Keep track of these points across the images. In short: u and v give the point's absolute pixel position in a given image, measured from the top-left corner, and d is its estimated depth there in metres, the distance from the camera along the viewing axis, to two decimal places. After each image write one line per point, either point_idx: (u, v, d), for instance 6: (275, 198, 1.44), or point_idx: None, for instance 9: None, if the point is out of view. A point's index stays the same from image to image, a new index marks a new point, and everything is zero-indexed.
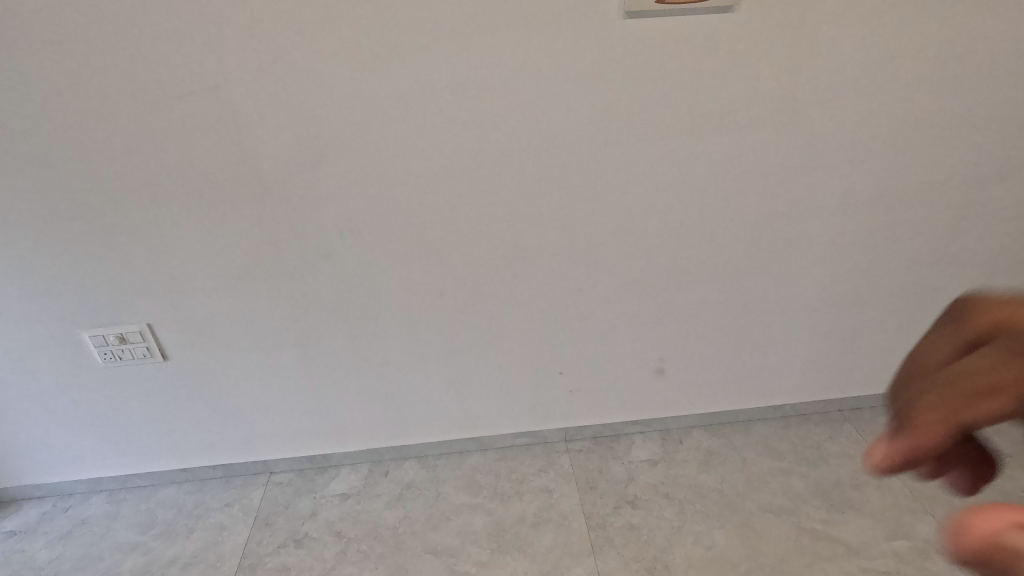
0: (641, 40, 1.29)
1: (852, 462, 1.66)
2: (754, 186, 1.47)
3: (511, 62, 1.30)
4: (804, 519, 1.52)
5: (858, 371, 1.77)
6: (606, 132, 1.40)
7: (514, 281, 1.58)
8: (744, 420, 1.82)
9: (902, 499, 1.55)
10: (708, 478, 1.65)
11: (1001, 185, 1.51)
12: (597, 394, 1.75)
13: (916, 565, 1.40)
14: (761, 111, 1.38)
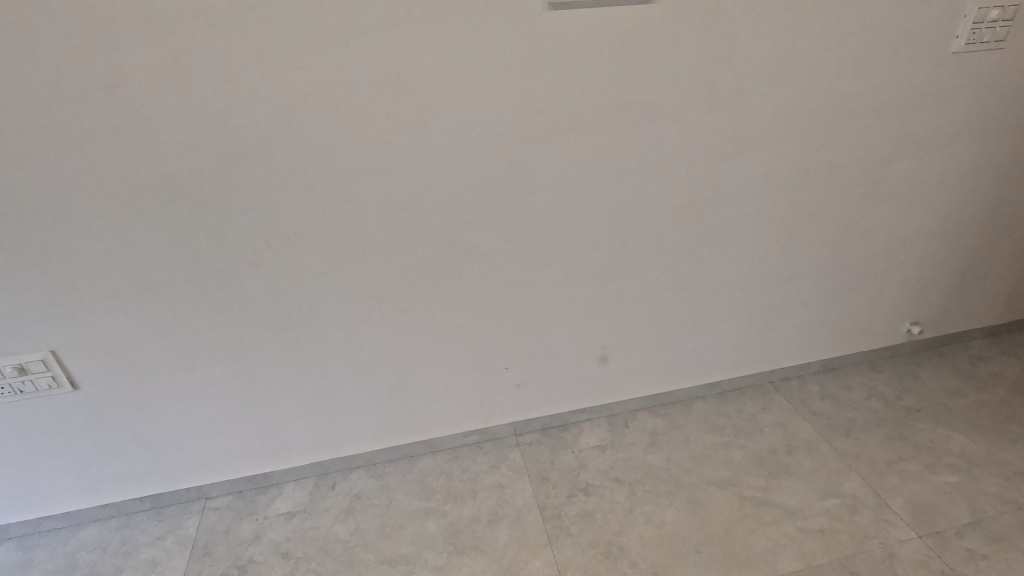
0: (568, 32, 1.25)
1: (780, 429, 1.82)
2: (680, 175, 1.49)
3: (434, 61, 1.22)
4: (745, 487, 1.63)
5: (784, 340, 1.93)
6: (529, 130, 1.34)
7: (454, 284, 1.52)
8: (683, 399, 1.95)
9: (828, 460, 1.71)
10: (656, 456, 1.74)
11: (897, 165, 1.65)
12: (547, 386, 1.79)
13: (846, 520, 1.52)
14: (684, 104, 1.39)
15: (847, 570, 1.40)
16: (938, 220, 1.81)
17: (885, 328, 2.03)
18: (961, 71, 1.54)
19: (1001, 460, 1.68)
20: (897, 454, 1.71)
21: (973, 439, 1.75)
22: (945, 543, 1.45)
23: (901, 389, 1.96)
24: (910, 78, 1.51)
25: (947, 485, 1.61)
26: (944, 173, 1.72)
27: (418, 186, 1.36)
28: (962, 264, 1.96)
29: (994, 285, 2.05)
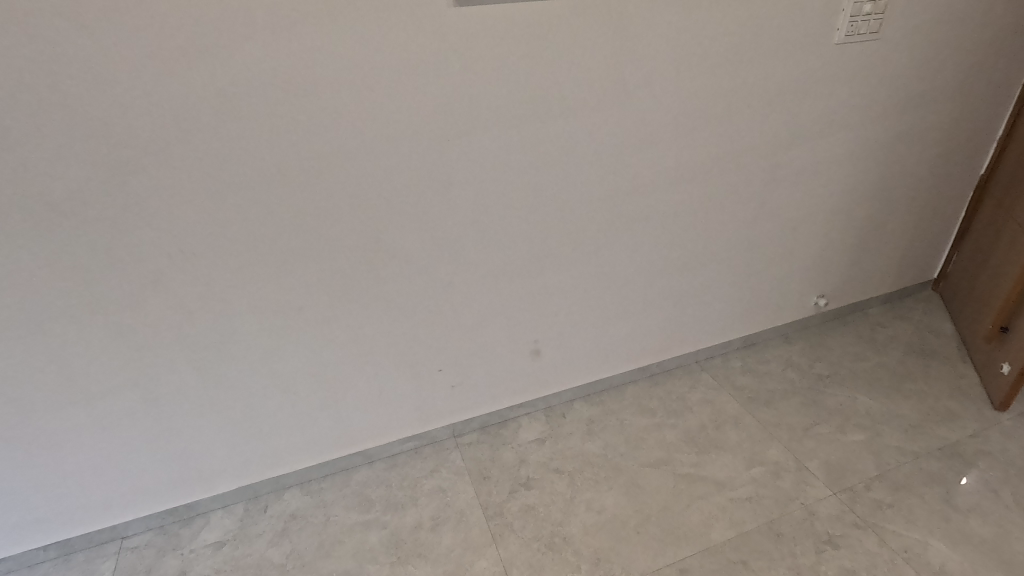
0: (475, 29, 1.24)
1: (707, 406, 1.91)
2: (596, 168, 1.53)
3: (339, 61, 1.18)
4: (678, 465, 1.69)
5: (706, 321, 2.02)
6: (443, 129, 1.33)
7: (379, 290, 1.48)
8: (616, 386, 2.01)
9: (752, 431, 1.81)
10: (593, 444, 1.78)
11: (795, 150, 1.77)
12: (483, 384, 1.78)
13: (770, 485, 1.62)
14: (595, 98, 1.43)
15: (773, 532, 1.49)
16: (834, 200, 1.96)
17: (795, 303, 2.17)
18: (843, 61, 1.66)
19: (899, 416, 1.84)
20: (812, 420, 1.84)
21: (875, 399, 1.91)
22: (856, 497, 1.58)
23: (812, 358, 2.11)
24: (801, 68, 1.62)
25: (856, 443, 1.74)
26: (836, 156, 1.85)
27: (333, 190, 1.31)
28: (858, 239, 2.12)
29: (886, 257, 2.24)
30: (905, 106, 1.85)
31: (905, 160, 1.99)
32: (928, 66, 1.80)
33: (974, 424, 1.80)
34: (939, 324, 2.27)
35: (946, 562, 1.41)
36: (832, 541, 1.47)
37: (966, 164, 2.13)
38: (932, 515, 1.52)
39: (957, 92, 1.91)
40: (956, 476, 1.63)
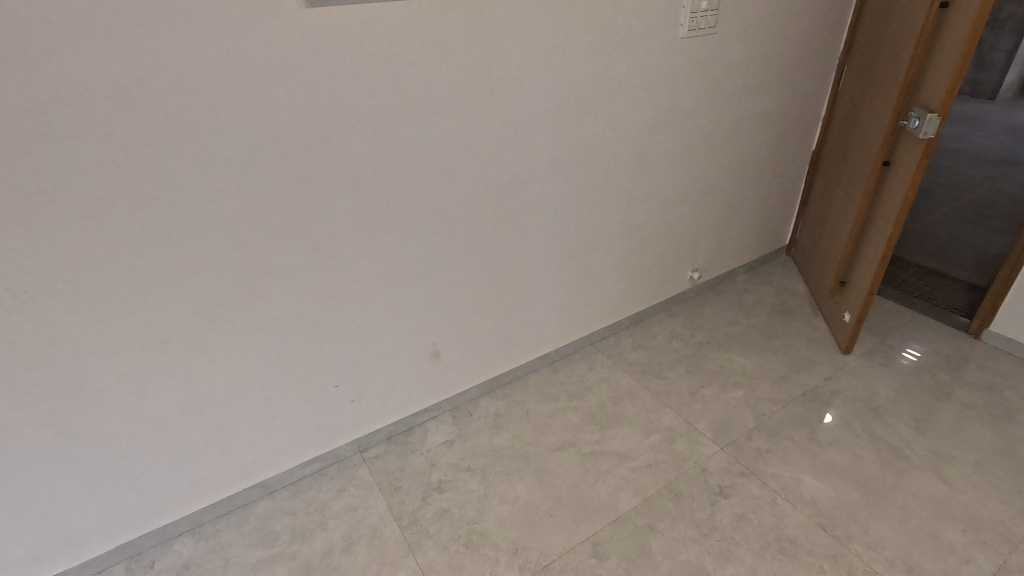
0: (332, 30, 1.20)
1: (605, 384, 2.01)
2: (474, 165, 1.55)
3: (183, 68, 1.09)
4: (583, 444, 1.77)
5: (596, 304, 2.12)
6: (310, 135, 1.27)
7: (259, 309, 1.39)
8: (519, 377, 2.05)
9: (646, 402, 1.93)
10: (502, 437, 1.80)
11: (657, 138, 1.90)
12: (385, 394, 1.74)
13: (666, 450, 1.74)
14: (465, 96, 1.44)
15: (673, 493, 1.61)
16: (696, 181, 2.14)
17: (673, 278, 2.34)
18: (690, 53, 1.81)
19: (768, 370, 2.06)
20: (697, 384, 2.00)
21: (748, 358, 2.12)
22: (740, 448, 1.74)
23: (693, 327, 2.29)
24: (653, 60, 1.74)
25: (736, 400, 1.92)
26: (693, 141, 2.02)
27: (193, 207, 1.21)
28: (720, 215, 2.33)
29: (745, 229, 2.49)
30: (745, 92, 2.06)
31: (750, 141, 2.22)
32: (760, 55, 2.01)
33: (828, 369, 2.05)
34: (794, 284, 2.56)
35: (816, 492, 1.59)
36: (723, 491, 1.61)
37: (800, 141, 2.42)
38: (801, 453, 1.72)
39: (785, 78, 2.15)
40: (817, 415, 1.85)
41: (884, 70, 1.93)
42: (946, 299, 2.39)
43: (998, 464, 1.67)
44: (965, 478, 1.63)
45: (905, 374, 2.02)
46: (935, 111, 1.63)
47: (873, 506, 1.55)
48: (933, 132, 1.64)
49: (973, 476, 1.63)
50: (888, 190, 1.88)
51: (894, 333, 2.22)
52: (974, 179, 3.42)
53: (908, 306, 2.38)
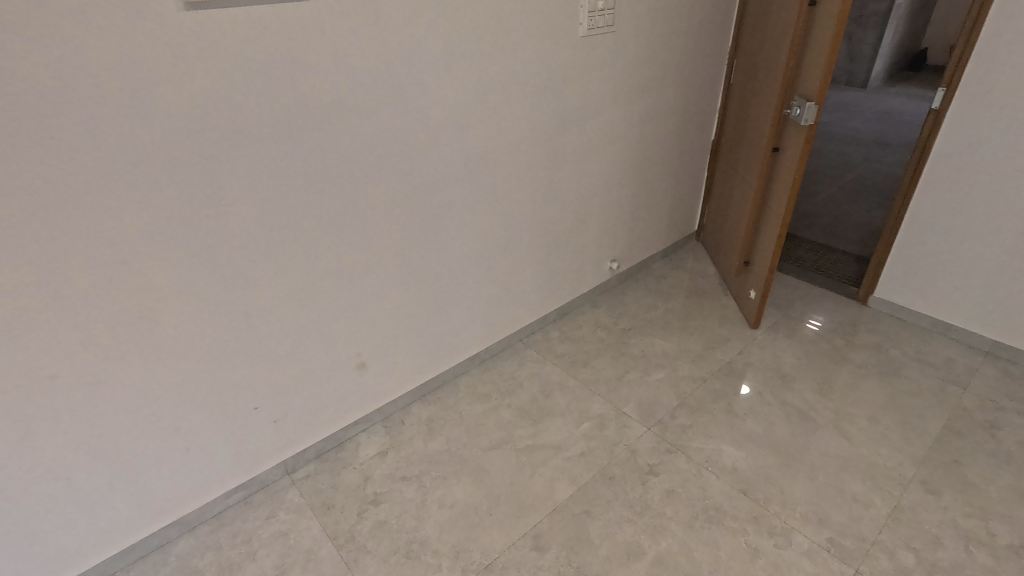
0: (218, 34, 1.13)
1: (535, 379, 2.04)
2: (385, 169, 1.52)
3: (46, 78, 0.99)
4: (518, 440, 1.79)
5: (521, 301, 2.15)
6: (203, 146, 1.20)
7: (160, 335, 1.30)
8: (450, 380, 2.04)
9: (576, 392, 1.98)
10: (436, 442, 1.78)
11: (566, 134, 1.95)
12: (310, 411, 1.67)
13: (598, 436, 1.79)
14: (370, 99, 1.41)
15: (606, 477, 1.66)
16: (607, 174, 2.21)
17: (594, 270, 2.41)
18: (591, 51, 1.87)
19: (687, 350, 2.17)
20: (623, 370, 2.08)
21: (668, 340, 2.22)
22: (666, 427, 1.82)
23: (615, 316, 2.37)
24: (556, 59, 1.78)
25: (659, 381, 2.01)
26: (601, 136, 2.09)
27: (73, 230, 1.11)
28: (633, 206, 2.43)
29: (657, 218, 2.60)
30: (646, 88, 2.15)
31: (655, 134, 2.32)
32: (657, 52, 2.11)
33: (740, 344, 2.19)
34: (705, 267, 2.71)
35: (736, 461, 1.70)
36: (652, 470, 1.68)
37: (700, 132, 2.56)
38: (721, 425, 1.82)
39: (682, 72, 2.27)
40: (733, 388, 1.98)
41: (767, 63, 2.08)
42: (837, 271, 2.62)
43: (888, 416, 1.85)
44: (862, 432, 1.79)
45: (806, 342, 2.19)
46: (812, 100, 1.78)
47: (786, 468, 1.68)
48: (812, 119, 1.79)
49: (868, 429, 1.80)
50: (779, 174, 2.03)
51: (795, 306, 2.40)
52: (854, 160, 3.77)
53: (805, 279, 2.58)
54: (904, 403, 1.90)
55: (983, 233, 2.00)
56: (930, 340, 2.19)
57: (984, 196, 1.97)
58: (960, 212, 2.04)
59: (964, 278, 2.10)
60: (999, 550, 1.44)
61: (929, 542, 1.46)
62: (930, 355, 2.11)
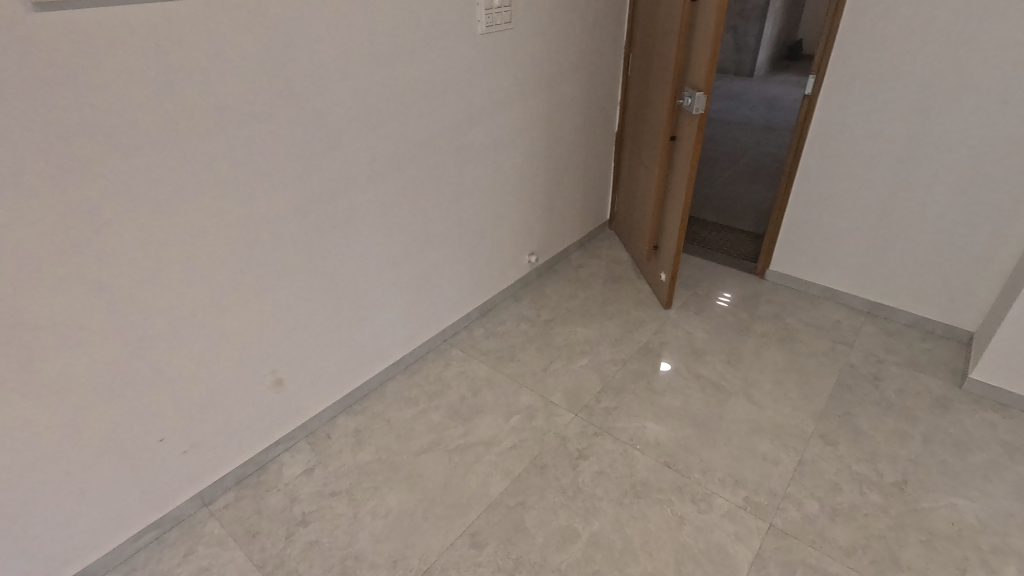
0: (81, 38, 1.04)
1: (462, 377, 2.04)
2: (287, 176, 1.46)
3: None
4: (449, 440, 1.78)
5: (442, 301, 2.14)
6: (74, 160, 1.10)
7: (41, 370, 1.18)
8: (376, 388, 1.99)
9: (504, 386, 2.00)
10: (365, 453, 1.74)
11: (474, 131, 1.96)
12: (225, 436, 1.58)
13: (528, 428, 1.82)
14: (262, 103, 1.34)
15: (538, 467, 1.69)
16: (518, 169, 2.24)
17: (513, 264, 2.44)
18: (490, 48, 1.89)
19: (607, 335, 2.25)
20: (548, 360, 2.12)
21: (589, 327, 2.29)
22: (592, 411, 1.88)
23: (537, 308, 2.41)
24: (455, 57, 1.78)
25: (583, 368, 2.07)
26: (509, 132, 2.11)
27: None
28: (546, 199, 2.47)
29: (570, 210, 2.67)
30: (549, 83, 2.20)
31: (561, 128, 2.38)
32: (556, 47, 2.16)
33: (655, 325, 2.30)
34: (619, 254, 2.82)
35: (658, 436, 1.79)
36: (582, 454, 1.73)
37: (604, 124, 2.65)
38: (642, 404, 1.91)
39: (582, 67, 2.34)
40: (651, 367, 2.07)
41: (660, 57, 2.19)
42: (737, 249, 2.81)
43: (788, 379, 2.01)
44: (767, 396, 1.94)
45: (714, 317, 2.33)
46: (701, 90, 1.89)
47: (704, 437, 1.78)
48: (702, 108, 1.90)
49: (773, 393, 1.95)
50: (677, 161, 2.14)
51: (702, 284, 2.55)
52: (745, 145, 4.05)
53: (710, 259, 2.75)
54: (802, 365, 2.08)
55: (856, 206, 2.22)
56: (820, 306, 2.41)
57: (854, 172, 2.18)
58: (836, 188, 2.25)
59: (843, 247, 2.32)
60: (887, 487, 1.61)
61: (830, 489, 1.61)
62: (821, 320, 2.32)
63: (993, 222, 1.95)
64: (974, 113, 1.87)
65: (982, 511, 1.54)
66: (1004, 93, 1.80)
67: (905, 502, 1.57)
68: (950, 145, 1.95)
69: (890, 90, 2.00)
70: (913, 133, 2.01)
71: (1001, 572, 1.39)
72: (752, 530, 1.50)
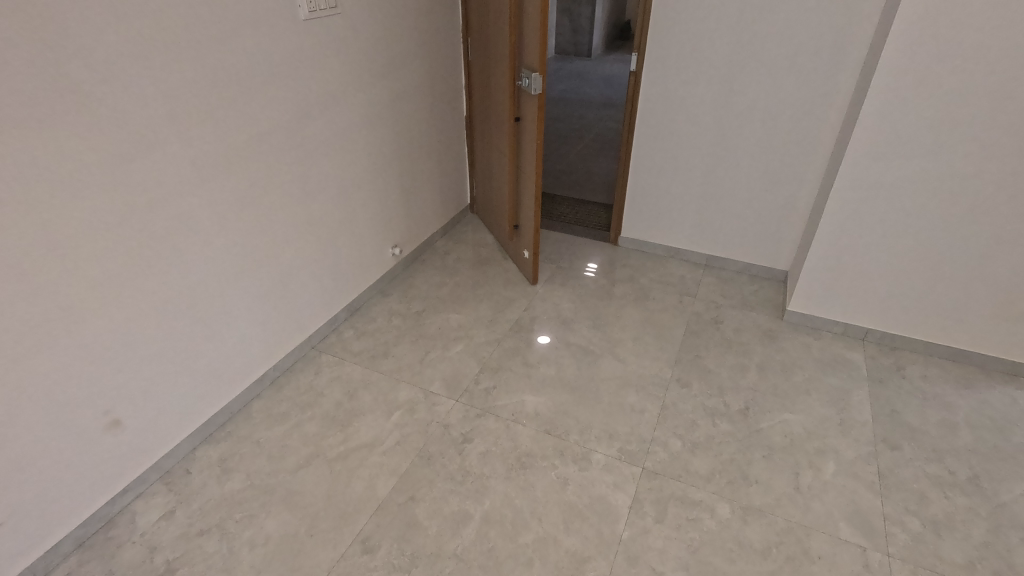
0: None
1: (336, 383, 1.95)
2: (87, 188, 1.28)
3: None
4: (329, 450, 1.70)
5: (304, 306, 2.02)
6: None
7: None
8: (240, 409, 1.84)
9: (381, 384, 1.95)
10: (235, 482, 1.60)
11: (312, 123, 1.85)
12: (54, 495, 1.36)
13: (410, 422, 1.80)
14: (37, 108, 1.16)
15: (424, 458, 1.68)
16: (368, 161, 2.16)
17: (377, 258, 2.37)
18: (316, 35, 1.78)
19: (479, 318, 2.28)
20: (424, 351, 2.10)
21: (461, 312, 2.31)
22: (472, 394, 1.91)
23: (408, 300, 2.38)
24: (278, 46, 1.66)
25: (459, 353, 2.09)
26: (352, 122, 2.03)
27: None
28: (402, 188, 2.42)
29: (429, 198, 2.65)
30: (387, 71, 2.14)
31: (408, 115, 2.33)
32: (390, 32, 2.10)
33: (524, 301, 2.38)
34: (484, 237, 2.85)
35: (537, 406, 1.86)
36: (466, 437, 1.75)
37: (452, 109, 2.65)
38: (520, 378, 1.97)
39: (420, 51, 2.31)
40: (525, 343, 2.14)
41: (495, 40, 2.23)
42: (593, 220, 2.98)
43: (647, 334, 2.20)
44: (631, 352, 2.10)
45: (578, 287, 2.47)
46: (537, 71, 1.96)
47: (579, 400, 1.89)
48: (539, 88, 1.97)
49: (635, 349, 2.12)
50: (524, 142, 2.20)
51: (565, 257, 2.68)
52: (591, 121, 4.29)
53: (569, 232, 2.89)
54: (657, 320, 2.28)
55: (686, 171, 2.46)
56: (668, 264, 2.64)
57: (680, 140, 2.41)
58: (667, 156, 2.47)
59: (680, 209, 2.57)
60: (734, 415, 1.83)
61: (689, 426, 1.79)
62: (670, 276, 2.55)
63: (791, 174, 2.27)
64: (767, 81, 2.15)
65: (806, 421, 1.81)
66: (786, 62, 2.09)
67: (749, 425, 1.80)
68: (752, 111, 2.22)
69: (699, 64, 2.23)
70: (723, 101, 2.26)
71: (823, 468, 1.65)
72: (628, 476, 1.63)
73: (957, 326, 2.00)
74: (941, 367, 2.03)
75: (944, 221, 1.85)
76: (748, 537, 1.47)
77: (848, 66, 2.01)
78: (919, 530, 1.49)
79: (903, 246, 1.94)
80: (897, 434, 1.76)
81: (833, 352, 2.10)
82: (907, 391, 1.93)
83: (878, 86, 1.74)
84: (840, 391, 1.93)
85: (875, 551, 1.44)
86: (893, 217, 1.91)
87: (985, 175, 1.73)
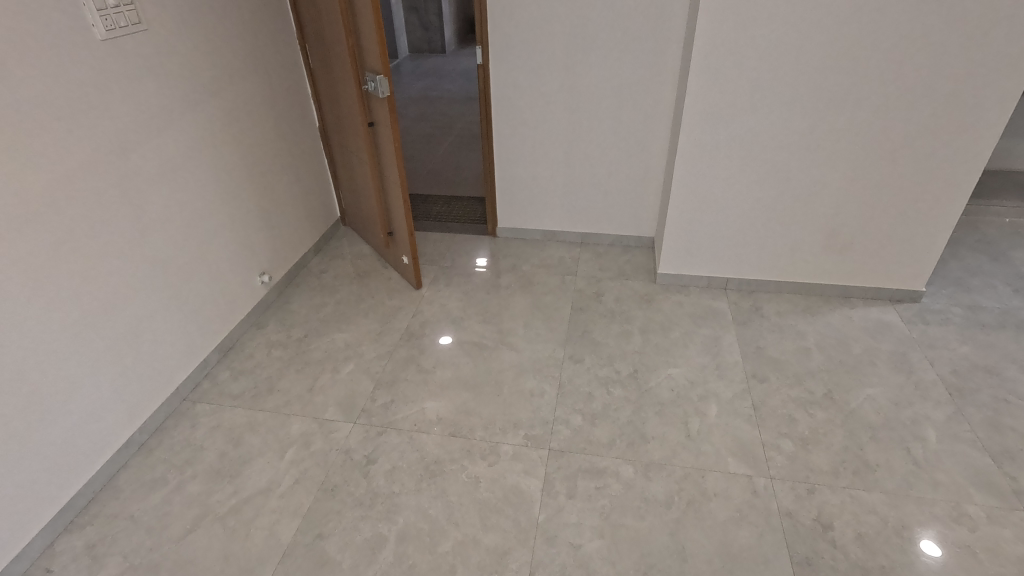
0: None
1: (217, 432, 1.79)
2: None
3: None
4: (219, 506, 1.56)
5: (165, 357, 1.83)
6: None
7: None
8: (105, 484, 1.63)
9: (269, 423, 1.81)
10: (110, 568, 1.42)
11: (137, 154, 1.66)
12: None
13: (307, 457, 1.69)
14: None
15: (328, 490, 1.59)
16: (213, 187, 1.99)
17: (243, 290, 2.19)
18: (122, 55, 1.59)
19: (366, 333, 2.19)
20: (312, 379, 1.99)
21: (346, 331, 2.21)
22: (369, 413, 1.84)
23: (286, 329, 2.23)
24: (78, 71, 1.46)
25: (351, 374, 2.00)
26: (186, 148, 1.85)
27: None
28: (260, 211, 2.26)
29: (292, 217, 2.49)
30: (217, 87, 1.98)
31: (251, 132, 2.17)
32: (212, 44, 1.94)
33: (411, 308, 2.33)
34: (358, 250, 2.75)
35: (438, 411, 1.83)
36: (370, 459, 1.68)
37: (301, 120, 2.51)
38: (416, 387, 1.93)
39: (253, 62, 2.15)
40: (416, 350, 2.10)
41: (334, 44, 2.14)
42: (468, 215, 2.98)
43: (536, 318, 2.25)
44: (523, 338, 2.14)
45: (463, 284, 2.46)
46: (380, 73, 1.91)
47: (479, 396, 1.89)
48: (387, 90, 1.92)
49: (527, 334, 2.16)
50: (382, 146, 2.14)
51: (445, 257, 2.65)
52: (454, 116, 4.28)
53: (446, 230, 2.87)
54: (543, 302, 2.34)
55: (548, 155, 2.54)
56: (547, 247, 2.72)
57: (537, 126, 2.47)
58: (527, 143, 2.53)
59: (549, 193, 2.64)
60: (625, 380, 1.93)
61: (586, 399, 1.87)
62: (550, 259, 2.63)
63: (642, 146, 2.42)
64: (605, 61, 2.26)
65: (688, 373, 1.95)
66: (619, 41, 2.21)
67: (639, 386, 1.91)
68: (597, 91, 2.33)
69: (540, 51, 2.29)
70: (570, 85, 2.34)
71: (707, 412, 1.80)
72: (536, 461, 1.66)
73: (798, 263, 2.26)
74: (790, 301, 2.29)
75: (773, 173, 2.07)
76: (652, 491, 1.56)
77: (671, 39, 2.17)
78: (791, 449, 1.67)
79: (744, 199, 2.15)
80: (765, 368, 1.96)
81: (702, 304, 2.29)
82: (767, 327, 2.15)
83: (699, 57, 1.89)
84: (712, 338, 2.11)
85: (760, 477, 1.59)
86: (731, 175, 2.10)
87: (797, 127, 1.96)
